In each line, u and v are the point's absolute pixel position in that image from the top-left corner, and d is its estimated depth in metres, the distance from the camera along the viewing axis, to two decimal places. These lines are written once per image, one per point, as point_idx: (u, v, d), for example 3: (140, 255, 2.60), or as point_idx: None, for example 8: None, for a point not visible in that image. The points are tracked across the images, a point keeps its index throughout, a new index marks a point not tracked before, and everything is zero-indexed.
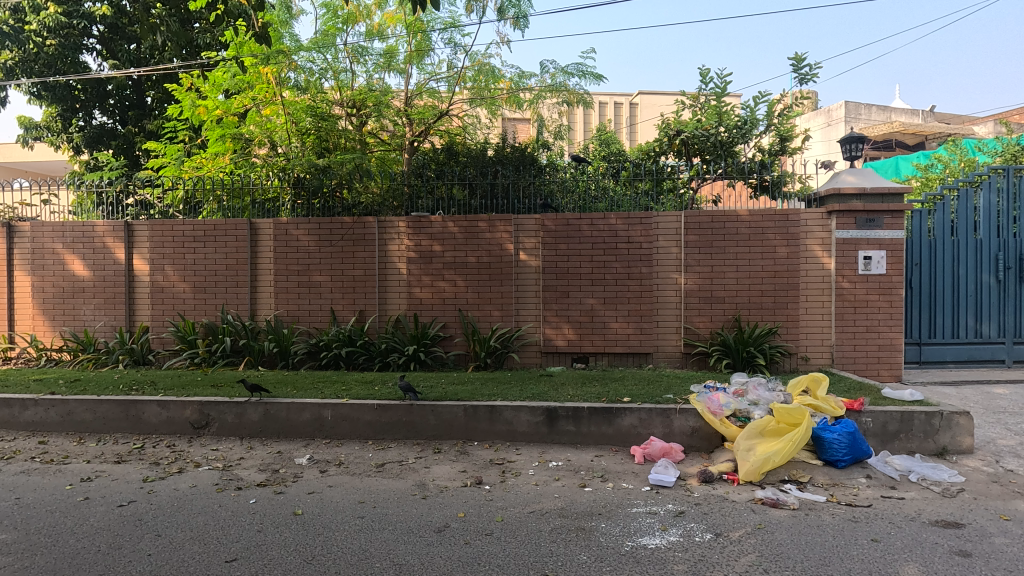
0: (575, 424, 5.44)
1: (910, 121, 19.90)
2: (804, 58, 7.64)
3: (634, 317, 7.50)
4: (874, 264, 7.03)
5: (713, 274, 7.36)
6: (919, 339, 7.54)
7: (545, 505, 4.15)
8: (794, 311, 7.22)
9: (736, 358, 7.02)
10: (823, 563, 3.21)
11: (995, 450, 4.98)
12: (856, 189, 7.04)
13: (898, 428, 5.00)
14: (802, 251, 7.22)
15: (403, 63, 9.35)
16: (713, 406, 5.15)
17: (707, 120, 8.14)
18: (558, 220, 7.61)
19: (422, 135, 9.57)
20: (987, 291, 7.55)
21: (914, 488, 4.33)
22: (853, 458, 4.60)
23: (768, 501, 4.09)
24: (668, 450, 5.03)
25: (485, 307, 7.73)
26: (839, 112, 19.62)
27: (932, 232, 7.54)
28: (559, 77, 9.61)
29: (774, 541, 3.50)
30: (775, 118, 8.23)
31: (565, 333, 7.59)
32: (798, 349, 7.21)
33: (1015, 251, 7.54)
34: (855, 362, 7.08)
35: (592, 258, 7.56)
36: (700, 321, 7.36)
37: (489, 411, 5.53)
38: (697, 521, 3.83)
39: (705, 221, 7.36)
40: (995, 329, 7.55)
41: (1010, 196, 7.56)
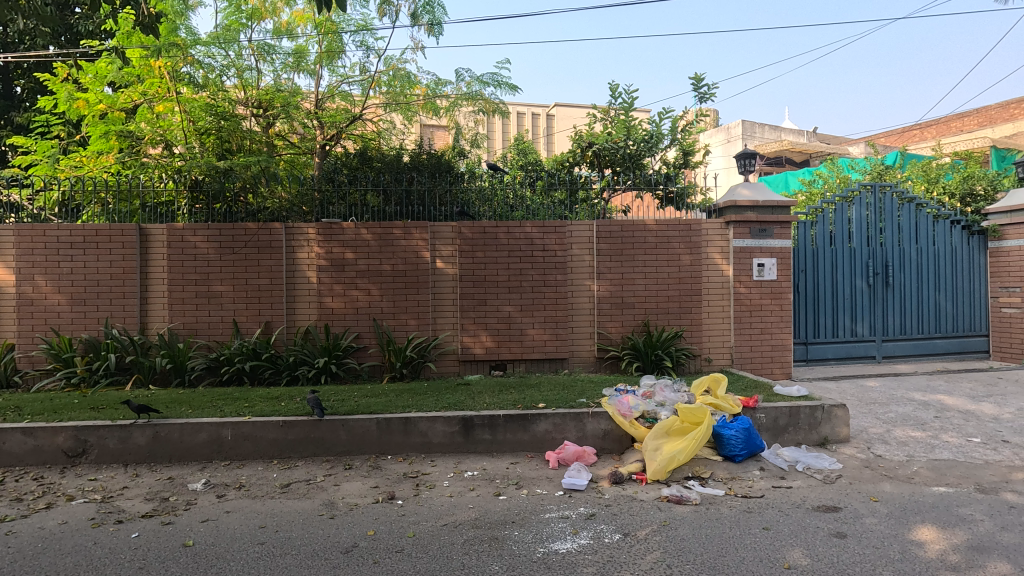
0: (490, 432, 5.43)
1: (796, 139, 21.95)
2: (703, 79, 8.13)
3: (549, 323, 7.63)
4: (767, 270, 7.63)
5: (623, 280, 7.65)
6: (806, 339, 8.26)
7: (459, 516, 4.08)
8: (697, 315, 7.66)
9: (646, 361, 7.33)
10: (720, 554, 3.39)
11: (867, 438, 5.52)
12: (750, 201, 7.61)
13: (787, 422, 5.41)
14: (704, 259, 7.70)
15: (314, 63, 9.02)
16: (622, 409, 5.35)
17: (616, 133, 8.46)
18: (474, 228, 7.59)
19: (333, 139, 9.22)
20: (861, 294, 8.41)
21: (801, 477, 4.70)
22: (748, 452, 4.93)
23: (673, 498, 4.28)
24: (581, 454, 5.15)
25: (401, 316, 7.56)
26: (737, 130, 21.18)
27: (815, 241, 8.29)
28: (475, 85, 9.62)
29: (678, 537, 3.66)
30: (678, 134, 8.65)
31: (482, 340, 7.58)
32: (701, 351, 7.65)
33: (882, 258, 8.46)
34: (752, 361, 7.64)
35: (508, 266, 7.61)
36: (612, 326, 7.63)
37: (403, 423, 5.40)
38: (607, 522, 3.93)
39: (616, 230, 7.65)
40: (867, 329, 8.43)
41: (877, 210, 8.47)
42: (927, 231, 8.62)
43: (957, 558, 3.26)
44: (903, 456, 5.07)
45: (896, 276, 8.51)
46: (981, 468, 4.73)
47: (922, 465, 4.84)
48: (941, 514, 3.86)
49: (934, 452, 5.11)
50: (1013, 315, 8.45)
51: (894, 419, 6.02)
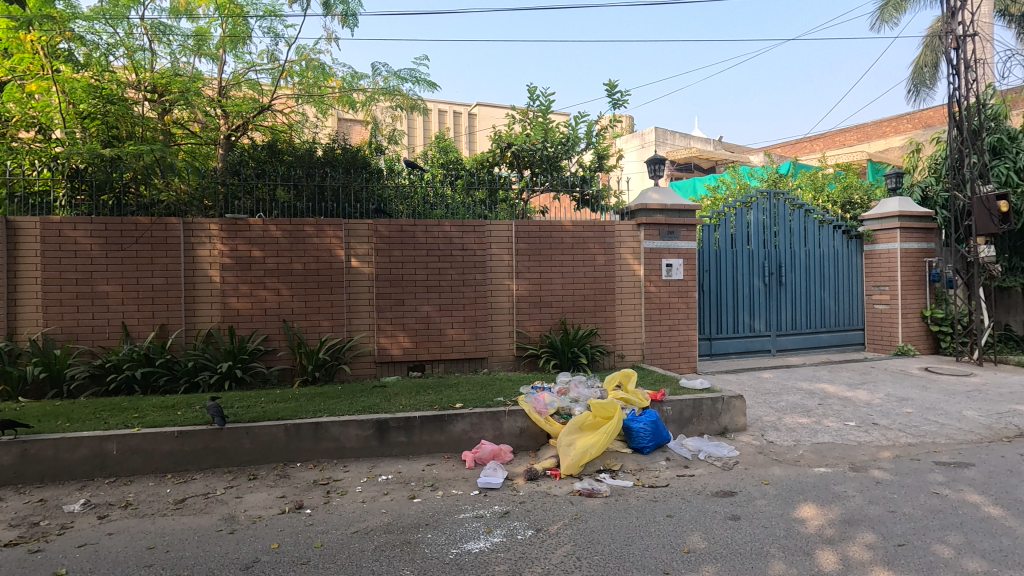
0: (405, 434, 5.33)
1: (704, 147, 23.34)
2: (616, 86, 8.42)
3: (468, 323, 7.61)
4: (675, 270, 8.13)
5: (541, 280, 7.78)
6: (710, 335, 8.82)
7: (370, 523, 3.97)
8: (611, 313, 7.94)
9: (562, 359, 7.49)
10: (626, 543, 3.53)
11: (761, 426, 5.97)
12: (660, 205, 8.03)
13: (691, 414, 5.73)
14: (617, 260, 8.00)
15: (216, 48, 8.45)
16: (538, 406, 5.45)
17: (534, 135, 8.59)
18: (391, 226, 7.42)
19: (239, 130, 8.66)
20: (758, 293, 9.09)
21: (702, 465, 5.00)
22: (655, 443, 5.18)
23: (585, 492, 4.40)
24: (497, 452, 5.19)
25: (313, 317, 7.25)
26: (651, 137, 22.17)
27: (718, 243, 8.86)
28: (392, 80, 9.40)
29: (588, 529, 3.76)
30: (593, 138, 8.89)
31: (400, 341, 7.43)
32: (615, 347, 7.95)
33: (776, 260, 9.18)
34: (661, 356, 8.08)
35: (426, 266, 7.51)
36: (530, 325, 7.75)
37: (313, 429, 5.17)
38: (520, 519, 3.98)
39: (534, 230, 7.76)
40: (764, 324, 9.13)
41: (772, 215, 9.18)
42: (814, 235, 9.46)
43: (832, 531, 3.59)
44: (791, 441, 5.53)
45: (788, 276, 9.27)
46: (855, 449, 5.26)
47: (806, 448, 5.31)
48: (820, 492, 4.25)
49: (817, 436, 5.62)
50: (883, 310, 9.47)
51: (785, 407, 6.56)
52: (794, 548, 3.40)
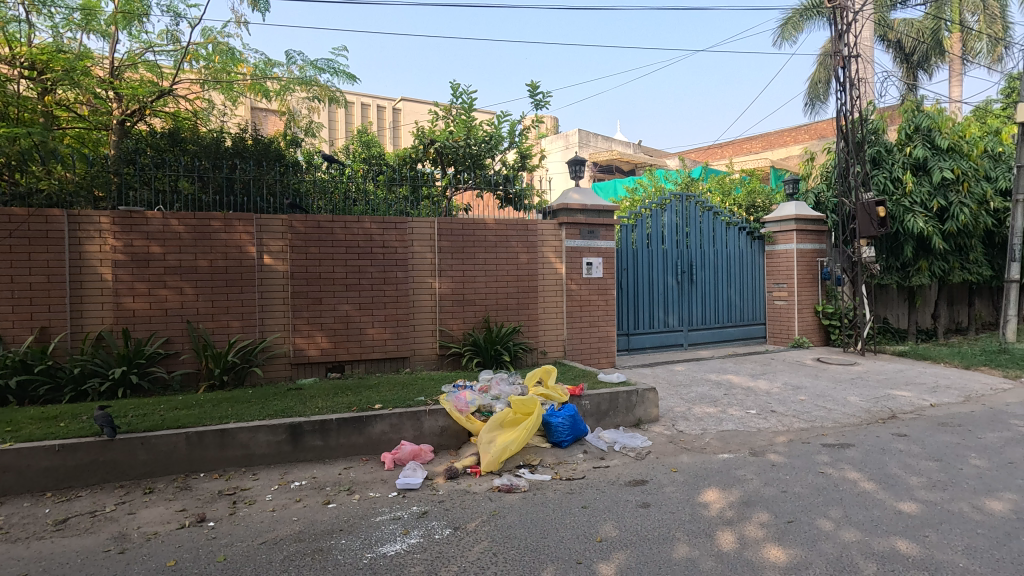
0: (321, 438, 5.13)
1: (624, 150, 24.19)
2: (538, 86, 8.54)
3: (390, 322, 7.45)
4: (595, 269, 8.41)
5: (464, 278, 7.77)
6: (627, 331, 9.18)
7: (280, 532, 3.79)
8: (533, 311, 8.07)
9: (485, 357, 7.50)
10: (542, 536, 3.60)
11: (673, 416, 6.29)
12: (580, 205, 8.27)
13: (608, 407, 5.93)
14: (539, 258, 8.14)
15: (108, 25, 7.74)
16: (459, 404, 5.44)
17: (456, 132, 8.56)
18: (307, 222, 7.11)
19: (134, 115, 7.93)
20: (671, 290, 9.56)
21: (617, 456, 5.20)
22: (573, 437, 5.32)
23: (504, 487, 4.45)
24: (417, 452, 5.14)
25: (222, 318, 6.82)
26: (575, 138, 22.64)
27: (635, 243, 9.23)
28: (309, 70, 9.03)
29: (505, 525, 3.80)
30: (516, 137, 8.97)
31: (318, 341, 7.14)
32: (538, 344, 8.09)
33: (688, 259, 9.70)
34: (582, 352, 8.33)
35: (345, 263, 7.27)
36: (453, 324, 7.72)
37: (219, 436, 4.87)
38: (439, 519, 3.95)
39: (456, 228, 7.73)
40: (677, 320, 9.63)
41: (684, 216, 9.69)
42: (722, 236, 10.07)
43: (731, 512, 3.85)
44: (698, 429, 5.86)
45: (699, 274, 9.82)
46: (755, 435, 5.66)
47: (712, 436, 5.65)
48: (723, 477, 4.54)
49: (722, 424, 6.00)
50: (782, 306, 10.26)
51: (694, 397, 6.95)
52: (697, 530, 3.61)
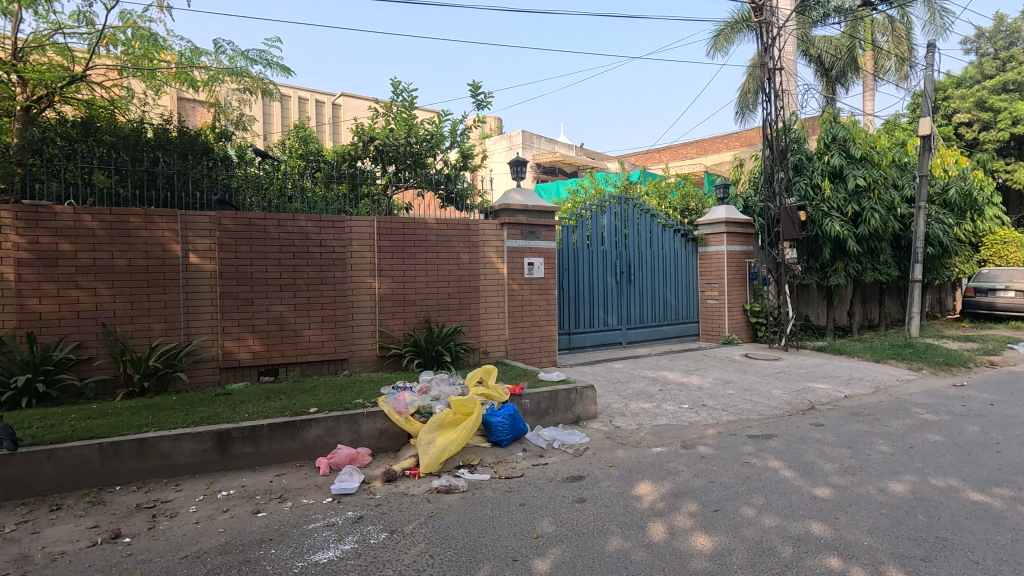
0: (251, 445, 4.92)
1: (567, 153, 24.59)
2: (479, 87, 8.53)
3: (327, 323, 7.23)
4: (536, 269, 8.53)
5: (405, 278, 7.66)
6: (568, 330, 9.34)
7: (204, 545, 3.61)
8: (475, 311, 8.06)
9: (426, 357, 7.43)
10: (479, 535, 3.60)
11: (610, 412, 6.46)
12: (521, 206, 8.35)
13: (548, 405, 6.00)
14: (480, 258, 8.14)
15: (10, 2, 7.11)
16: (398, 406, 5.37)
17: (397, 130, 8.43)
18: (238, 219, 6.80)
19: (42, 102, 7.25)
20: (611, 290, 9.80)
21: (556, 453, 5.28)
22: (513, 436, 5.36)
23: (443, 488, 4.42)
24: (354, 456, 5.02)
25: (142, 320, 6.40)
26: (518, 140, 22.77)
27: (576, 244, 9.40)
28: (239, 61, 8.64)
29: (443, 526, 3.78)
30: (458, 136, 8.93)
31: (249, 344, 6.83)
32: (479, 344, 8.09)
33: (627, 259, 9.97)
34: (523, 351, 8.42)
35: (279, 262, 7.00)
36: (393, 324, 7.59)
37: (138, 446, 4.57)
38: (375, 523, 3.88)
39: (397, 227, 7.60)
40: (616, 319, 9.88)
41: (623, 218, 9.95)
42: (658, 237, 10.42)
43: (662, 504, 3.99)
44: (634, 425, 6.04)
45: (637, 275, 10.12)
46: (686, 428, 5.90)
47: (647, 431, 5.84)
48: (655, 470, 4.70)
49: (656, 419, 6.21)
50: (714, 304, 10.73)
51: (631, 394, 7.16)
52: (630, 523, 3.71)
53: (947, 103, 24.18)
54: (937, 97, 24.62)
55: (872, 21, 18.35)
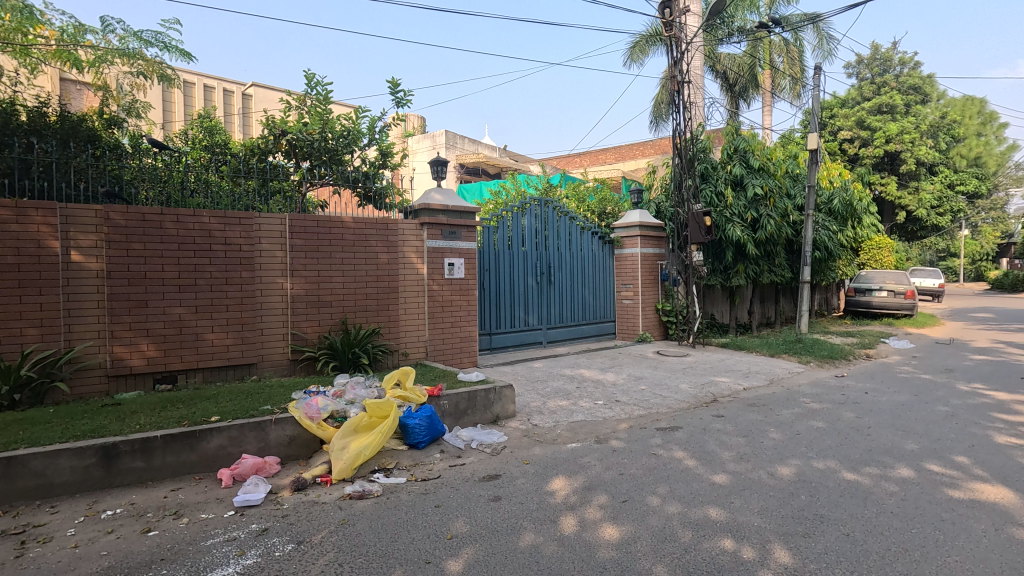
0: (143, 459, 4.54)
1: (491, 154, 24.68)
2: (399, 84, 8.37)
3: (233, 325, 6.81)
4: (457, 269, 8.52)
5: (320, 278, 7.37)
6: (490, 330, 9.40)
7: (82, 571, 3.28)
8: (394, 312, 7.91)
9: (342, 360, 7.20)
10: (392, 540, 3.53)
11: (529, 411, 6.57)
12: (441, 206, 8.30)
13: (466, 405, 6.00)
14: (399, 258, 7.99)
15: None
16: (310, 411, 5.22)
17: (311, 124, 8.08)
18: (129, 214, 6.26)
19: None
20: (531, 291, 9.97)
21: (474, 453, 5.29)
22: (430, 437, 5.31)
23: (355, 494, 4.30)
24: (260, 466, 4.77)
25: (12, 325, 5.70)
26: (441, 139, 22.57)
27: (497, 245, 9.48)
28: (131, 42, 7.95)
29: (354, 533, 3.67)
30: (377, 134, 8.71)
31: (142, 349, 6.29)
32: (399, 346, 7.95)
33: (547, 261, 10.18)
34: (443, 352, 8.38)
35: (177, 261, 6.50)
36: (307, 327, 7.28)
37: (4, 465, 4.08)
38: (281, 534, 3.70)
39: (311, 226, 7.31)
40: (536, 319, 10.07)
41: (543, 220, 10.14)
42: (577, 239, 10.71)
43: (574, 498, 4.11)
44: (551, 422, 6.18)
45: (557, 276, 10.35)
46: (600, 424, 6.12)
47: (563, 428, 6.00)
48: (570, 465, 4.84)
49: (572, 416, 6.39)
50: (629, 304, 11.20)
51: (549, 392, 7.32)
52: (543, 518, 3.79)
53: (833, 121, 26.73)
54: (824, 115, 27.20)
55: (770, 43, 19.93)
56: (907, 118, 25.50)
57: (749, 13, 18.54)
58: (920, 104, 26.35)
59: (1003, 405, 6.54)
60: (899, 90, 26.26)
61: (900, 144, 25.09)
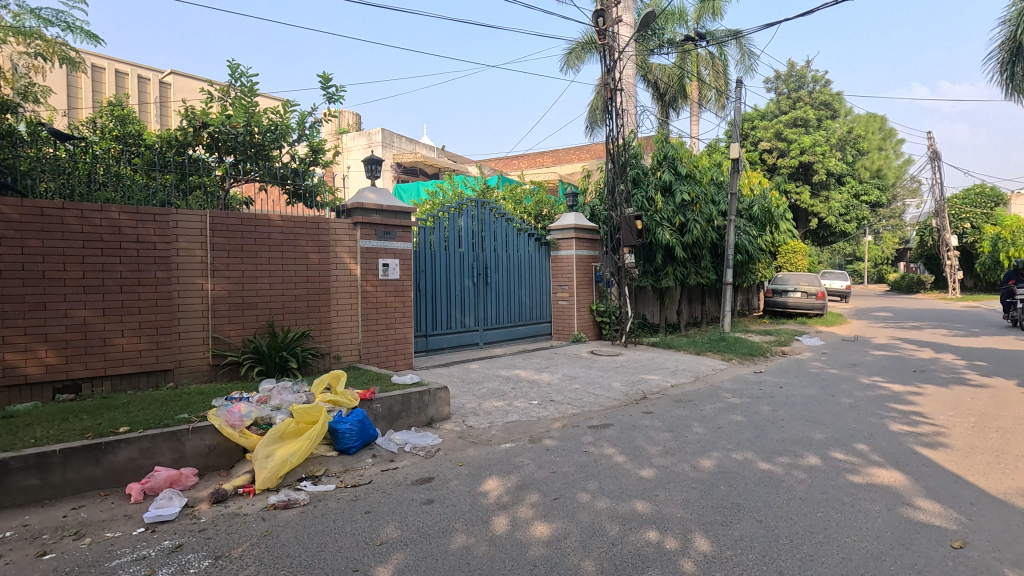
0: (39, 476, 4.15)
1: (428, 154, 24.43)
2: (330, 79, 8.12)
3: (146, 329, 6.34)
4: (391, 270, 8.37)
5: (244, 279, 7.02)
6: (426, 332, 9.30)
7: None
8: (325, 314, 7.65)
9: (269, 364, 6.88)
10: (318, 550, 3.42)
11: (464, 412, 6.55)
12: (375, 205, 8.13)
13: (400, 408, 5.90)
14: (331, 258, 7.75)
15: None
16: (232, 419, 4.95)
17: (234, 115, 7.56)
18: (24, 208, 5.70)
19: None
20: (468, 292, 9.95)
21: (407, 456, 5.21)
22: (361, 442, 5.18)
23: (280, 504, 4.13)
24: (175, 478, 4.48)
25: None
26: (377, 138, 22.10)
27: (433, 246, 9.38)
28: (28, 20, 7.27)
29: (278, 544, 3.52)
30: (307, 129, 8.35)
31: (39, 356, 5.73)
32: (330, 349, 7.70)
33: (483, 262, 10.19)
34: (377, 355, 8.21)
35: (82, 260, 5.98)
36: (230, 330, 6.91)
37: None
38: (197, 550, 3.49)
39: (234, 223, 6.95)
40: (473, 320, 10.06)
41: (480, 221, 10.14)
42: (513, 241, 10.79)
43: (507, 497, 4.13)
44: (486, 423, 6.19)
45: (494, 277, 10.38)
46: (535, 423, 6.20)
47: (498, 428, 6.02)
48: (503, 465, 4.86)
49: (507, 416, 6.43)
50: (564, 305, 11.41)
51: (485, 393, 7.33)
52: (475, 519, 3.79)
53: (754, 132, 28.41)
54: (746, 127, 28.86)
55: (697, 56, 20.93)
56: (819, 132, 27.49)
57: (678, 26, 19.39)
58: (830, 119, 28.49)
59: (898, 396, 7.19)
60: (812, 106, 28.26)
61: (813, 155, 27.03)
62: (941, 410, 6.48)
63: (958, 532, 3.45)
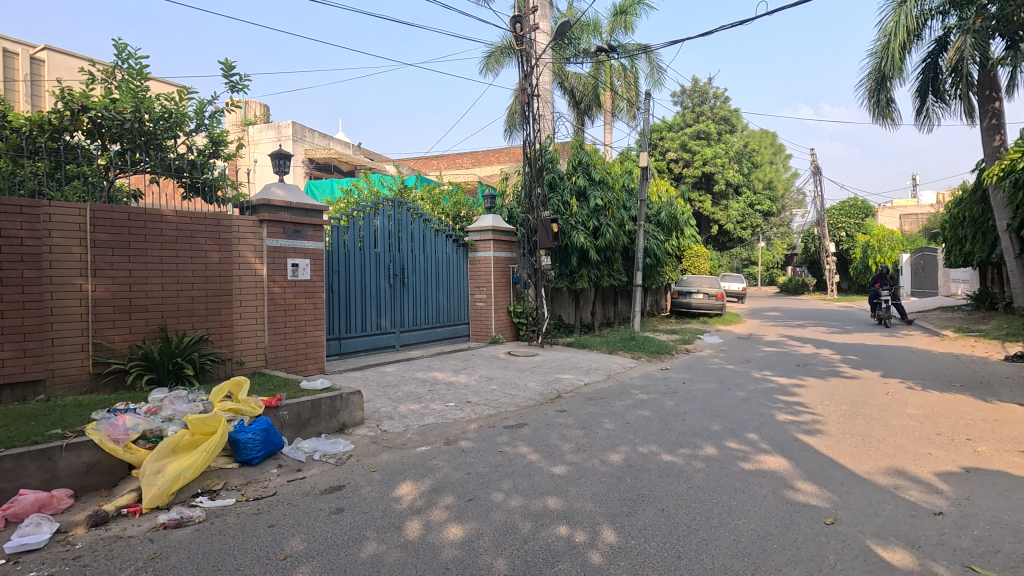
0: None
1: (343, 151, 23.58)
2: (233, 67, 7.63)
3: (11, 335, 5.58)
4: (301, 271, 7.99)
5: (131, 280, 6.43)
6: (339, 335, 8.98)
7: None
8: (227, 317, 7.17)
9: (160, 372, 6.30)
10: (214, 570, 3.19)
11: (378, 417, 6.38)
12: (284, 202, 7.74)
13: (309, 415, 5.65)
14: (233, 257, 7.27)
15: None
16: (114, 433, 4.50)
17: (120, 100, 6.94)
18: None
19: None
20: (384, 293, 9.72)
21: (316, 465, 5.00)
22: (265, 452, 4.91)
23: (171, 523, 3.81)
24: (44, 502, 4.00)
25: None
26: (288, 131, 21.00)
27: (347, 246, 9.08)
28: None
29: (167, 567, 3.25)
30: (206, 119, 7.81)
31: None
32: (232, 354, 7.23)
33: (400, 263, 10.00)
34: (286, 360, 7.81)
35: None
36: (115, 335, 6.29)
37: None
38: None
39: (121, 218, 6.36)
40: (389, 322, 9.84)
41: (396, 221, 9.94)
42: (430, 241, 10.67)
43: (421, 501, 4.08)
44: (401, 427, 6.07)
45: (411, 278, 10.22)
46: (451, 425, 6.17)
47: (413, 431, 5.93)
48: (417, 469, 4.79)
49: (423, 419, 6.35)
50: (482, 306, 11.46)
51: (400, 396, 7.20)
52: (387, 525, 3.71)
53: (661, 142, 30.02)
54: (654, 137, 30.43)
55: (610, 68, 21.79)
56: (719, 145, 29.54)
57: (592, 37, 20.09)
58: (729, 133, 30.72)
59: (784, 388, 7.89)
60: (713, 120, 30.31)
61: (714, 166, 28.99)
62: (819, 400, 7.19)
63: (830, 510, 3.85)
